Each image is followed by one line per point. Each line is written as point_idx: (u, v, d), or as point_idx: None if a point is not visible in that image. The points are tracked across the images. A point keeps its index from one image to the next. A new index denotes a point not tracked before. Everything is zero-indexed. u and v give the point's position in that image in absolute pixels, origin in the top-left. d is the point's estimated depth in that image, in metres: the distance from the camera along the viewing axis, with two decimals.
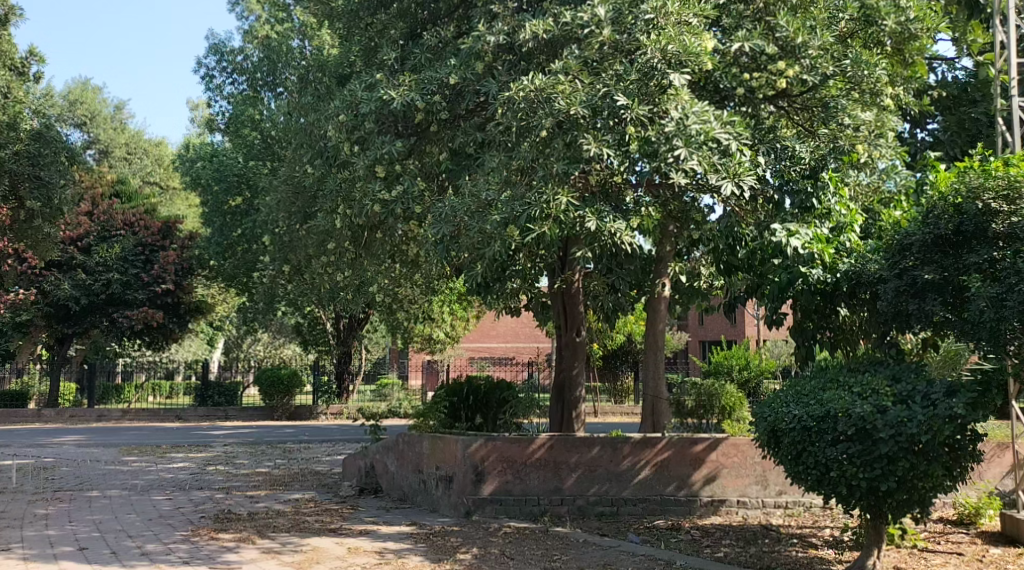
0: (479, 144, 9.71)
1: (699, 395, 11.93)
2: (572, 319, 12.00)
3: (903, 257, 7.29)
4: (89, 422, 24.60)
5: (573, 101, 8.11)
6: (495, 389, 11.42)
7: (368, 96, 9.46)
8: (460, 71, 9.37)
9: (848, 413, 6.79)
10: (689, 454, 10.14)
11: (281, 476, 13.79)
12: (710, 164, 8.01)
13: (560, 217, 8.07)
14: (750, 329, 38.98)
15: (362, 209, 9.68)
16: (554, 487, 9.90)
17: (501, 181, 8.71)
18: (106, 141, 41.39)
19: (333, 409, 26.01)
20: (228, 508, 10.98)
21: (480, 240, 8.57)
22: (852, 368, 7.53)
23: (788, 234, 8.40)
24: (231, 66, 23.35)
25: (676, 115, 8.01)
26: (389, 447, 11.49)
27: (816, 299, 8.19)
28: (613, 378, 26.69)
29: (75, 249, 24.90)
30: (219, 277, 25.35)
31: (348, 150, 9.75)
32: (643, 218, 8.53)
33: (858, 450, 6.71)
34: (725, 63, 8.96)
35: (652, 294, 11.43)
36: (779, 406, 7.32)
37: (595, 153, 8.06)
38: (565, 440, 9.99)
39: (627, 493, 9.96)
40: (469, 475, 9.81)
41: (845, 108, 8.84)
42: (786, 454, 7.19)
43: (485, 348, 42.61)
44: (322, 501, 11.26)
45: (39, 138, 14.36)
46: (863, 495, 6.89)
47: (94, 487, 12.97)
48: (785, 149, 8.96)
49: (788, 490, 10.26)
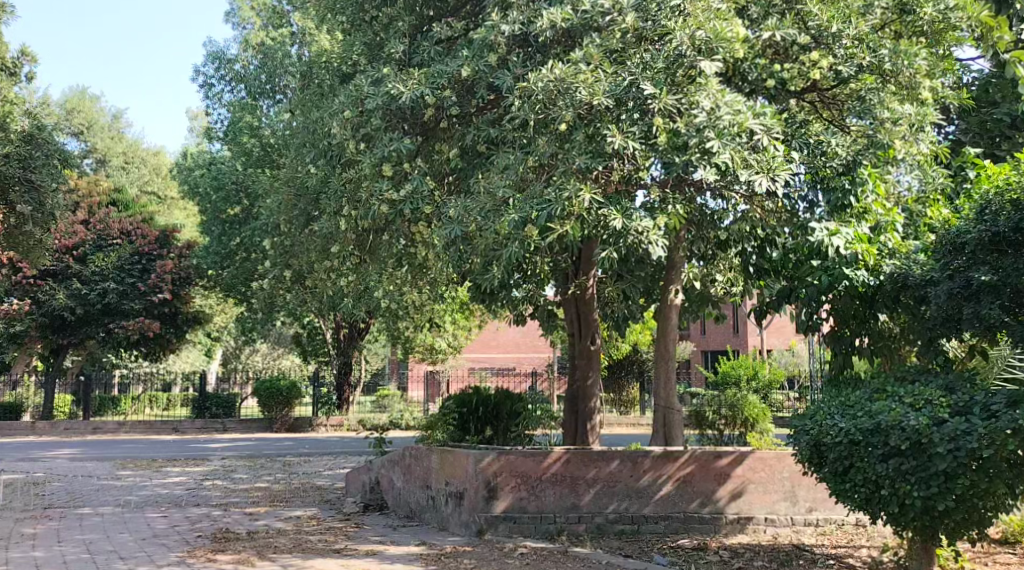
0: (490, 141, 9.13)
1: (719, 405, 11.52)
2: (585, 327, 11.40)
3: (955, 256, 6.87)
4: (84, 435, 24.03)
5: (596, 91, 7.65)
6: (506, 401, 10.88)
7: (374, 91, 8.97)
8: (472, 63, 8.81)
9: (901, 426, 6.28)
10: (713, 468, 9.55)
11: (280, 491, 13.22)
12: (742, 159, 7.60)
13: (583, 216, 7.62)
14: (753, 338, 38.59)
15: (369, 209, 9.13)
16: (570, 504, 9.33)
17: (517, 180, 8.17)
18: (104, 150, 40.81)
19: (332, 421, 25.30)
20: (225, 526, 10.40)
21: (495, 242, 7.99)
22: (898, 377, 7.10)
23: (827, 233, 7.71)
24: (228, 74, 22.95)
25: (706, 105, 7.47)
26: (394, 461, 10.92)
27: (855, 303, 7.93)
28: (618, 389, 26.45)
29: (70, 259, 24.37)
30: (217, 287, 24.82)
31: (354, 148, 9.24)
32: (670, 217, 7.92)
33: (912, 466, 6.21)
34: (753, 51, 8.34)
35: (662, 302, 10.75)
36: (823, 418, 6.87)
37: (618, 146, 7.56)
38: (581, 455, 9.42)
39: (647, 511, 9.39)
40: (481, 491, 9.24)
41: (884, 101, 8.16)
42: (831, 469, 6.71)
43: (486, 358, 42.06)
44: (325, 518, 10.68)
45: (31, 141, 13.83)
46: (915, 515, 6.35)
47: (86, 504, 12.38)
48: (819, 144, 8.25)
49: (818, 506, 9.70)
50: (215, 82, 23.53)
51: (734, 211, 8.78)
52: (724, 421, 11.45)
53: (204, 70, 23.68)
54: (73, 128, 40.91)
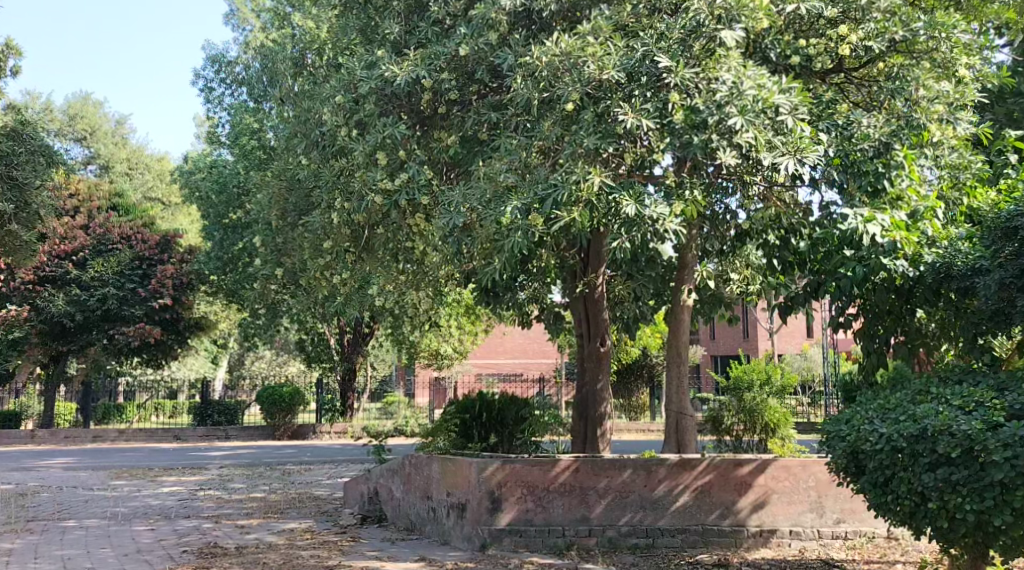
0: (492, 127, 8.47)
1: (738, 410, 10.93)
2: (594, 327, 10.71)
3: (1004, 243, 6.21)
4: (83, 444, 23.44)
5: (605, 65, 7.06)
6: (510, 406, 10.19)
7: (368, 74, 8.42)
8: (472, 42, 8.18)
9: (951, 432, 5.64)
10: (733, 477, 8.88)
11: (277, 502, 12.57)
12: (766, 141, 6.95)
13: (594, 201, 6.99)
14: (764, 342, 37.92)
15: (362, 201, 8.48)
16: (580, 517, 8.67)
17: (521, 166, 7.54)
18: (107, 156, 40.31)
19: (336, 428, 24.59)
20: (213, 540, 9.76)
21: (497, 233, 7.35)
22: (942, 378, 6.46)
23: (862, 220, 7.01)
24: (229, 76, 22.42)
25: (728, 78, 6.87)
26: (394, 470, 10.23)
27: (890, 298, 7.28)
28: (627, 393, 25.49)
29: (69, 264, 23.75)
30: (220, 292, 24.24)
31: (346, 134, 8.64)
32: (688, 204, 7.28)
33: (964, 476, 5.55)
34: (777, 28, 7.78)
35: (675, 302, 10.06)
36: (861, 423, 6.22)
37: (631, 125, 6.94)
38: (592, 463, 8.77)
39: (663, 523, 8.72)
40: (484, 502, 8.60)
41: (919, 79, 7.62)
42: (871, 479, 6.08)
43: (494, 364, 41.34)
44: (320, 531, 10.03)
45: (15, 137, 13.25)
46: (966, 532, 5.70)
47: (73, 517, 11.75)
48: (849, 124, 7.61)
49: (846, 518, 9.00)
50: (216, 85, 23.01)
51: (752, 201, 8.22)
52: (743, 426, 10.93)
53: (205, 73, 23.15)
54: (77, 134, 40.38)
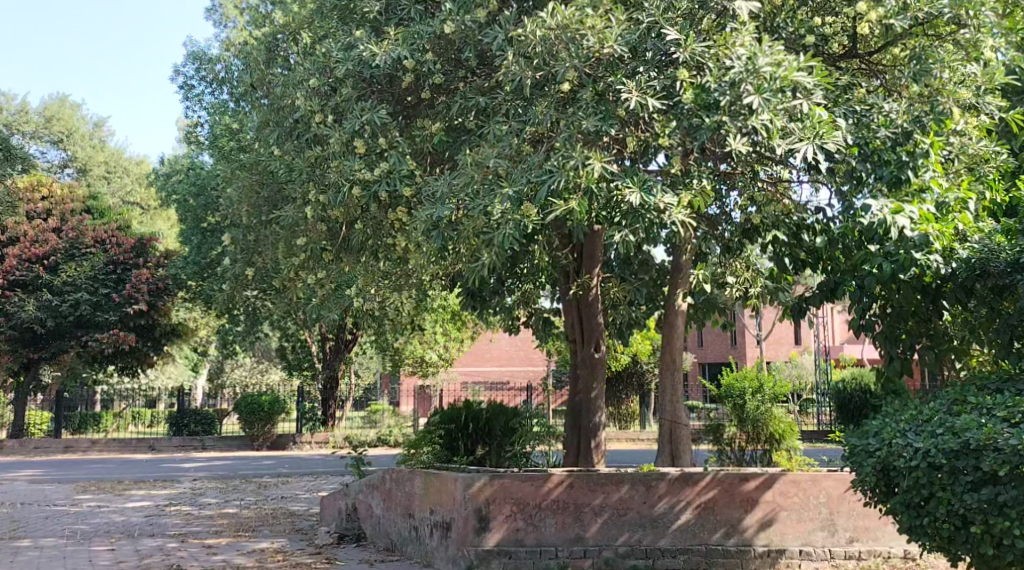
0: (481, 114, 7.73)
1: (740, 420, 10.35)
2: (588, 332, 10.07)
3: None
4: (52, 455, 22.50)
5: (607, 37, 6.44)
6: (500, 415, 9.49)
7: (346, 55, 7.74)
8: (457, 18, 7.55)
9: (996, 446, 5.02)
10: (739, 493, 8.23)
11: (249, 519, 11.80)
12: (781, 125, 6.33)
13: (593, 189, 6.32)
14: (752, 350, 37.56)
15: (338, 192, 7.78)
16: (574, 536, 7.99)
17: (512, 153, 6.87)
18: (84, 159, 39.39)
19: (316, 438, 23.84)
20: (177, 563, 9.00)
21: (487, 226, 6.64)
22: (976, 386, 5.85)
23: (890, 212, 6.54)
24: (209, 74, 21.63)
25: (742, 54, 6.27)
26: (373, 485, 9.51)
27: (915, 296, 6.70)
28: (616, 402, 24.80)
29: (39, 268, 22.84)
30: (198, 298, 23.43)
31: (321, 120, 7.96)
32: (696, 195, 6.73)
33: (1015, 496, 4.93)
34: (790, 6, 7.40)
35: (666, 307, 9.50)
36: (892, 437, 5.57)
37: (636, 104, 6.35)
38: (587, 478, 8.09)
39: (664, 543, 8.06)
40: (471, 521, 7.87)
41: (944, 59, 7.03)
42: (904, 498, 5.44)
43: (479, 373, 40.65)
44: (293, 552, 9.31)
45: None
46: (1014, 559, 5.09)
47: (28, 536, 10.93)
48: (868, 110, 7.01)
49: (861, 537, 8.34)
50: (196, 83, 22.28)
51: (757, 184, 7.60)
52: (746, 437, 10.31)
53: (185, 71, 22.37)
54: (53, 136, 39.27)
